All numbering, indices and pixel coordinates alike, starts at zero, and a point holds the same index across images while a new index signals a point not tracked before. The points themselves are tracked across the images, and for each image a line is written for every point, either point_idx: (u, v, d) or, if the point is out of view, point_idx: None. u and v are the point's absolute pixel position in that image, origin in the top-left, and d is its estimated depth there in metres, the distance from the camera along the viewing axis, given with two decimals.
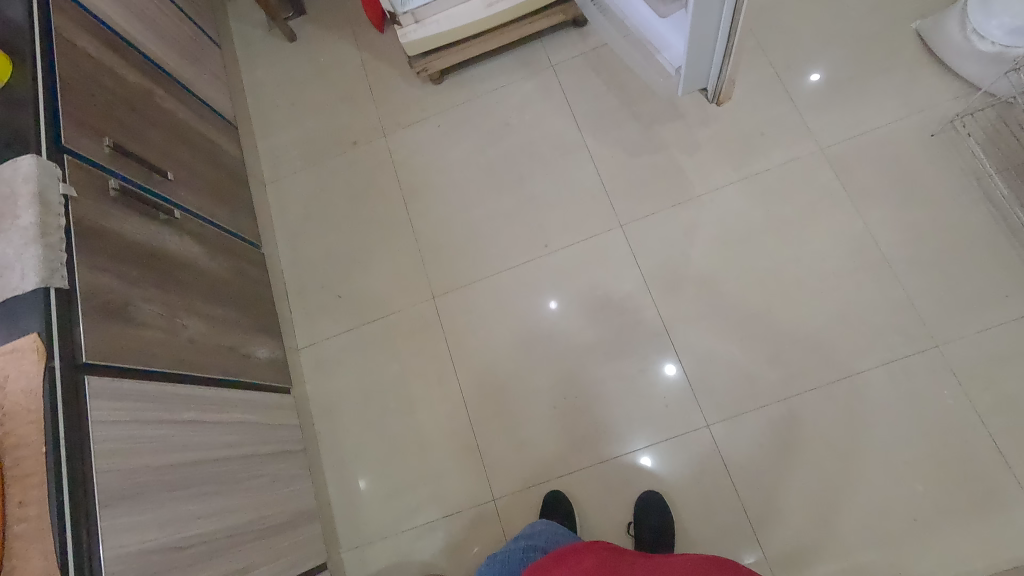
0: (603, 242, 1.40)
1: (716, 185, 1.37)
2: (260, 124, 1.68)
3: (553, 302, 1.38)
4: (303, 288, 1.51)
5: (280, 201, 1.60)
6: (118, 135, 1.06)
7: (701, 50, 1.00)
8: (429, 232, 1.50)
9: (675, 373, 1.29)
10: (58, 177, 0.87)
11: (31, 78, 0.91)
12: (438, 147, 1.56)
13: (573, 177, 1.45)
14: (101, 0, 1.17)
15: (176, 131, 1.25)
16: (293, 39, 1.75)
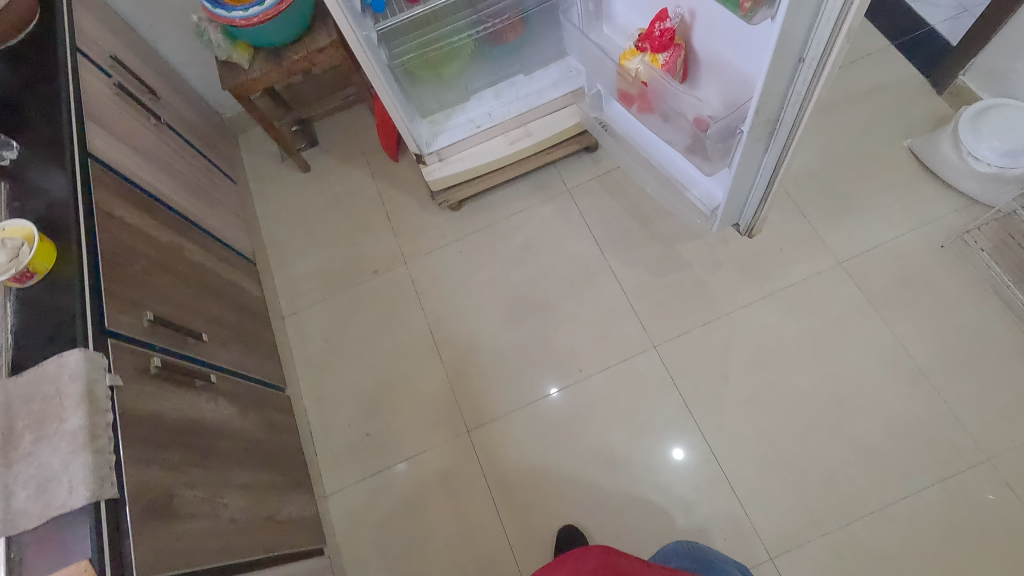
0: (637, 365, 1.39)
1: (743, 302, 1.40)
2: (277, 256, 1.67)
3: (553, 387, 1.40)
4: (329, 427, 1.46)
5: (300, 335, 1.56)
6: (156, 302, 1.03)
7: (738, 195, 1.05)
8: (457, 361, 1.47)
9: (683, 455, 1.29)
10: (105, 367, 0.83)
11: (77, 262, 0.89)
12: (462, 273, 1.56)
13: (600, 299, 1.46)
14: (134, 163, 1.18)
15: (205, 284, 1.23)
16: (307, 169, 1.77)
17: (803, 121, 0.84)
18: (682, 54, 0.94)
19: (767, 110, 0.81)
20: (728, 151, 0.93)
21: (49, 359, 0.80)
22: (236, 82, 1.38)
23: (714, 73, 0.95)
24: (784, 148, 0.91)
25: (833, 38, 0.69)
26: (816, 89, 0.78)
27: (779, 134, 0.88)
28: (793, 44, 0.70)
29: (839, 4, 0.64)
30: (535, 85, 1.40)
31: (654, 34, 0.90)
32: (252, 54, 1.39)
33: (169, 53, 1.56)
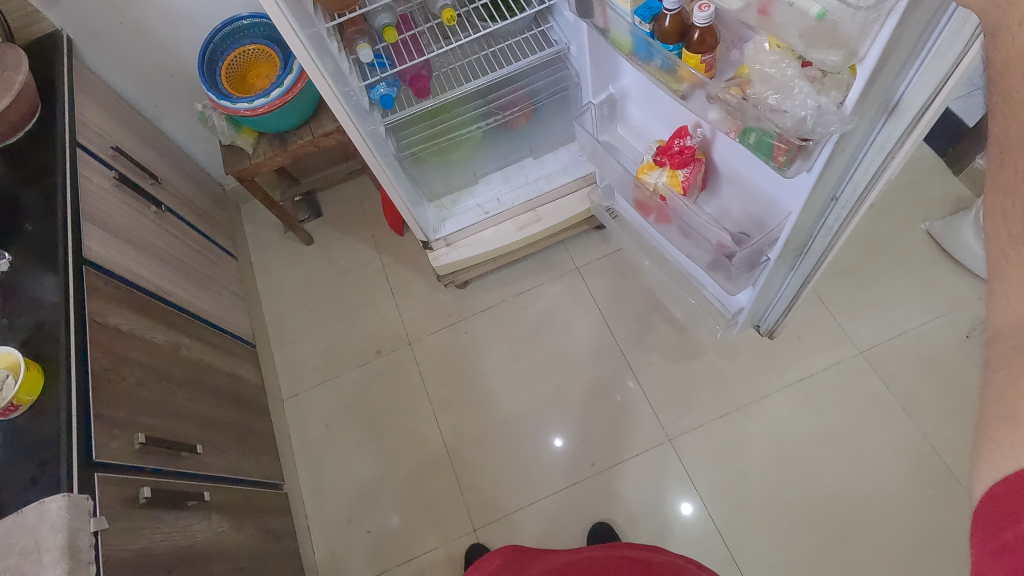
0: (652, 458, 1.32)
1: (761, 393, 1.34)
2: (278, 334, 1.63)
3: (557, 437, 1.38)
4: (328, 523, 1.39)
5: (299, 420, 1.51)
6: (148, 418, 0.98)
7: (761, 301, 1.13)
8: (464, 451, 1.41)
9: (694, 510, 1.26)
10: (90, 510, 0.78)
11: (63, 387, 0.83)
12: (467, 355, 1.51)
13: (611, 387, 1.41)
14: (130, 258, 1.14)
15: (201, 382, 1.18)
16: (311, 242, 1.74)
17: (827, 247, 0.92)
18: (702, 168, 0.95)
19: (799, 239, 0.89)
20: (753, 272, 0.98)
21: (29, 505, 0.74)
22: (239, 167, 1.35)
23: (733, 188, 0.96)
24: (810, 269, 1.00)
25: (868, 184, 0.77)
26: (846, 223, 0.86)
27: (807, 254, 0.95)
28: (831, 186, 0.78)
29: (874, 159, 0.72)
30: (544, 170, 1.39)
31: (674, 151, 0.92)
32: (256, 138, 1.36)
33: (172, 129, 1.54)
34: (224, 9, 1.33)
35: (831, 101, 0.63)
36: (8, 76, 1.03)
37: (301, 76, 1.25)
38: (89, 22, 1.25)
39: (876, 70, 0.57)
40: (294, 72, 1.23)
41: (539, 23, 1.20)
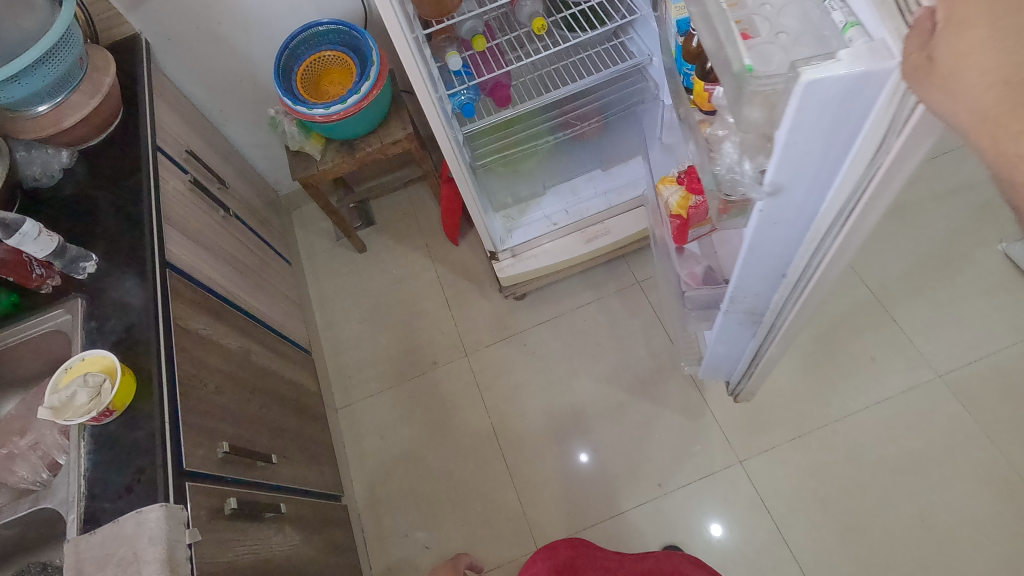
0: (720, 480, 1.29)
1: (836, 416, 1.30)
2: (331, 343, 1.61)
3: (583, 452, 1.37)
4: (385, 538, 1.36)
5: (353, 431, 1.49)
6: (228, 426, 0.96)
7: (728, 351, 1.12)
8: (521, 467, 1.38)
9: (722, 534, 1.24)
10: (184, 522, 0.76)
11: (155, 392, 0.82)
12: (526, 369, 1.49)
13: (676, 405, 1.38)
14: (205, 264, 1.12)
15: (270, 391, 1.16)
16: (363, 251, 1.72)
17: (785, 321, 0.91)
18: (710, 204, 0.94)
19: (751, 301, 0.89)
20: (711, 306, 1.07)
21: (126, 516, 0.72)
22: (307, 173, 1.34)
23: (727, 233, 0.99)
24: (767, 336, 1.00)
25: (809, 270, 0.76)
26: (790, 301, 0.85)
27: (764, 322, 0.95)
28: (774, 263, 0.77)
29: (818, 248, 0.70)
30: (614, 182, 1.36)
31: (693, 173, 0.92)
32: (324, 145, 1.36)
33: (235, 135, 1.54)
34: (298, 15, 1.33)
35: (752, 168, 0.63)
36: (96, 78, 1.02)
37: (377, 83, 1.23)
38: (167, 27, 1.24)
39: (787, 153, 0.55)
40: (371, 79, 1.21)
41: (619, 35, 1.18)
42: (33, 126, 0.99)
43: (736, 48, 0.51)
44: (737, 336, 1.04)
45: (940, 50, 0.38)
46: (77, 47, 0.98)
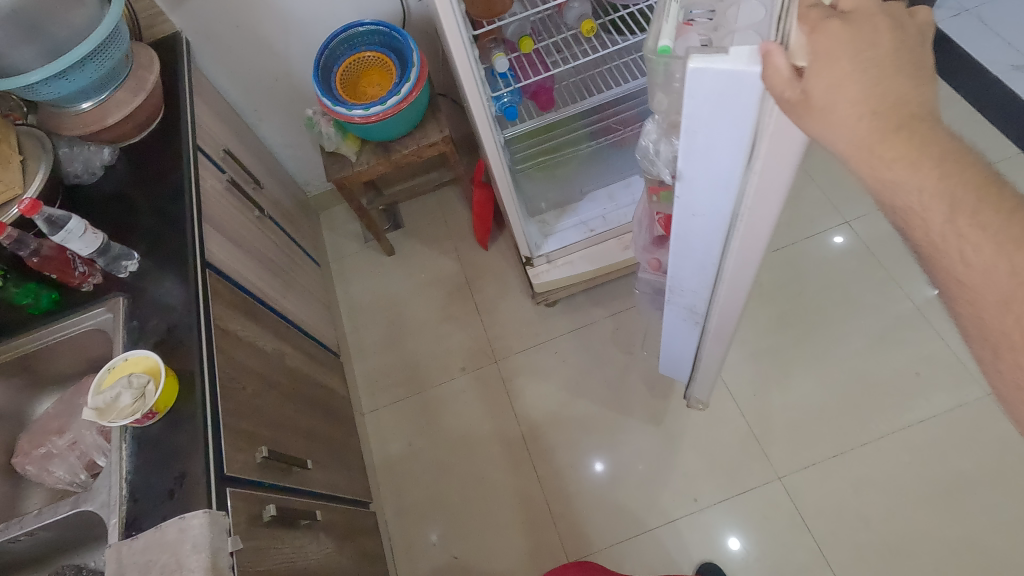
0: (758, 497, 1.25)
1: (879, 433, 1.26)
2: (358, 346, 1.60)
3: (598, 461, 1.35)
4: (411, 546, 1.34)
5: (379, 436, 1.47)
6: (266, 429, 0.94)
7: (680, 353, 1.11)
8: (552, 478, 1.35)
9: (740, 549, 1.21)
10: (227, 529, 0.74)
11: (197, 395, 0.80)
12: (557, 378, 1.46)
13: (711, 417, 1.35)
14: (242, 264, 1.11)
15: (303, 394, 1.14)
16: (391, 254, 1.71)
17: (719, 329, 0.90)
18: None
19: (690, 302, 0.88)
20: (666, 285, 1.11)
21: (169, 521, 0.70)
22: (342, 174, 1.33)
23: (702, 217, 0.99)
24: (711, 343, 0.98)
25: (737, 275, 0.74)
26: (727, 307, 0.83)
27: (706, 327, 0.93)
28: (702, 266, 0.76)
29: (737, 251, 0.69)
30: None
31: None
32: (360, 147, 1.34)
33: (267, 135, 1.53)
34: (337, 16, 1.31)
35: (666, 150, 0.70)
36: (141, 75, 1.02)
37: (417, 85, 1.22)
38: (207, 26, 1.23)
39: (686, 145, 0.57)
40: (411, 81, 1.19)
41: None
42: (77, 122, 0.98)
43: (664, 27, 0.55)
44: (679, 341, 1.05)
45: (812, 84, 0.46)
46: (124, 44, 0.97)
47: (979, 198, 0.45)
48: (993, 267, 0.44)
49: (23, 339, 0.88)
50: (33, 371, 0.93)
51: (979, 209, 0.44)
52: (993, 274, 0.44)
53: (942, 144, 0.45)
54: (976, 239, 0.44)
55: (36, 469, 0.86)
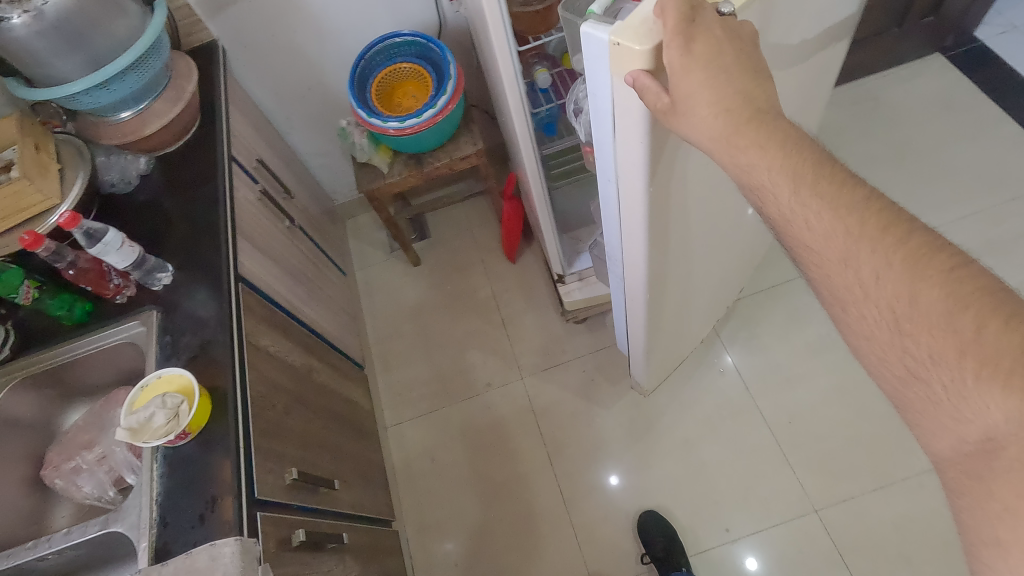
0: (793, 530, 1.21)
1: (924, 467, 1.21)
2: (382, 358, 1.58)
3: (613, 475, 1.33)
4: (432, 565, 1.31)
5: (402, 450, 1.45)
6: (295, 448, 0.93)
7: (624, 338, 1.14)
8: (577, 500, 1.32)
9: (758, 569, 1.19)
10: (257, 557, 0.72)
11: (230, 415, 0.79)
12: (582, 397, 1.43)
13: (744, 444, 1.31)
14: (273, 277, 1.10)
15: (330, 410, 1.13)
16: (417, 264, 1.69)
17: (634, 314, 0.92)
18: None
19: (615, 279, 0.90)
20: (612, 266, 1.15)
21: (200, 547, 0.69)
22: (373, 186, 1.31)
23: None
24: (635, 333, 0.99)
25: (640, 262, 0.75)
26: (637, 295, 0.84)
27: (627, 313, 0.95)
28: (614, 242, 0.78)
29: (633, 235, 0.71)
30: None
31: None
32: (391, 157, 1.33)
33: (298, 143, 1.52)
34: (374, 26, 1.30)
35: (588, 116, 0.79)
36: (179, 85, 1.01)
37: (453, 98, 1.19)
38: (244, 34, 1.22)
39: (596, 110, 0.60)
40: (447, 94, 1.17)
41: None
42: (116, 132, 0.97)
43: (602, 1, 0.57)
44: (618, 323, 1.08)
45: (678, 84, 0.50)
46: (164, 54, 0.96)
47: (817, 172, 0.50)
48: (833, 230, 0.49)
49: (52, 351, 0.87)
50: (64, 382, 0.92)
51: (818, 184, 0.50)
52: (831, 238, 0.49)
53: (786, 132, 0.52)
54: (817, 208, 0.49)
55: (64, 483, 0.85)
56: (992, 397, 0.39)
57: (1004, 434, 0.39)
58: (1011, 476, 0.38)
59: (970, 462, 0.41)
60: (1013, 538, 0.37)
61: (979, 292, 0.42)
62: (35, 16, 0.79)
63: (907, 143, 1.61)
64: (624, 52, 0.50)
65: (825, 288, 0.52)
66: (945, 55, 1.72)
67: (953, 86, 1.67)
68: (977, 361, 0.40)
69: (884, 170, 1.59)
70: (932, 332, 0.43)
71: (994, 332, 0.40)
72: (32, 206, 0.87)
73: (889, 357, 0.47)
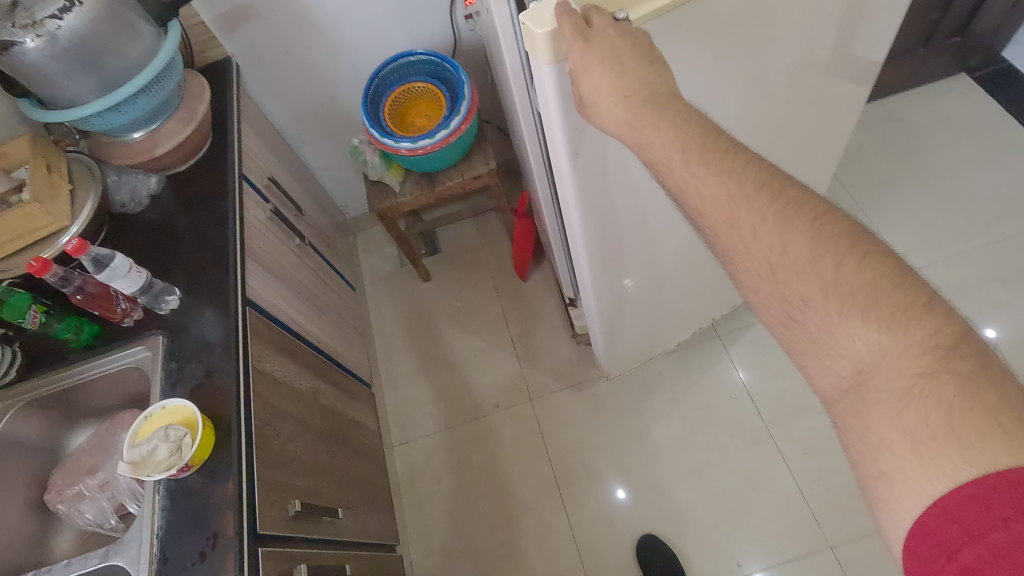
0: (807, 567, 1.17)
1: None
2: (389, 375, 1.57)
3: (620, 488, 1.32)
4: None
5: (407, 470, 1.43)
6: (299, 477, 0.91)
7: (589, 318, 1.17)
8: (584, 527, 1.30)
9: None
10: None
11: (233, 446, 0.77)
12: (591, 422, 1.41)
13: (758, 475, 1.28)
14: (281, 299, 1.08)
15: (335, 433, 1.11)
16: (427, 280, 1.68)
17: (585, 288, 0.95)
18: None
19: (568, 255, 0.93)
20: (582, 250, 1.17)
21: None
22: (385, 205, 1.30)
23: None
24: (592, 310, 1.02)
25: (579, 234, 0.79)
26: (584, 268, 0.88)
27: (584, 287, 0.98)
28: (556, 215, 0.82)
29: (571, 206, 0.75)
30: None
31: None
32: (403, 176, 1.31)
33: (310, 157, 1.52)
34: (388, 43, 1.29)
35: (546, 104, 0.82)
36: (191, 104, 1.00)
37: (467, 119, 1.18)
38: (257, 51, 1.21)
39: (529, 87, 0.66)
40: (461, 115, 1.16)
41: None
42: (127, 152, 0.97)
43: None
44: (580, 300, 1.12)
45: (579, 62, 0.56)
46: (176, 75, 0.95)
47: (704, 143, 0.52)
48: (717, 194, 0.50)
49: (58, 375, 0.86)
50: (70, 404, 0.91)
51: (706, 153, 0.51)
52: (717, 206, 0.50)
53: (679, 109, 0.54)
54: (705, 176, 0.51)
55: (66, 508, 0.85)
56: (856, 330, 0.42)
57: (870, 365, 0.42)
58: (882, 407, 0.41)
59: (847, 398, 0.44)
60: (892, 468, 0.39)
61: (839, 237, 0.45)
62: (47, 41, 0.78)
63: (929, 167, 1.57)
64: (529, 33, 0.57)
65: (720, 251, 0.53)
66: (970, 76, 1.68)
67: (979, 109, 1.62)
68: (840, 300, 0.43)
69: (905, 194, 1.55)
70: (801, 280, 0.45)
71: (852, 271, 0.43)
72: (42, 228, 0.86)
73: (770, 307, 0.48)
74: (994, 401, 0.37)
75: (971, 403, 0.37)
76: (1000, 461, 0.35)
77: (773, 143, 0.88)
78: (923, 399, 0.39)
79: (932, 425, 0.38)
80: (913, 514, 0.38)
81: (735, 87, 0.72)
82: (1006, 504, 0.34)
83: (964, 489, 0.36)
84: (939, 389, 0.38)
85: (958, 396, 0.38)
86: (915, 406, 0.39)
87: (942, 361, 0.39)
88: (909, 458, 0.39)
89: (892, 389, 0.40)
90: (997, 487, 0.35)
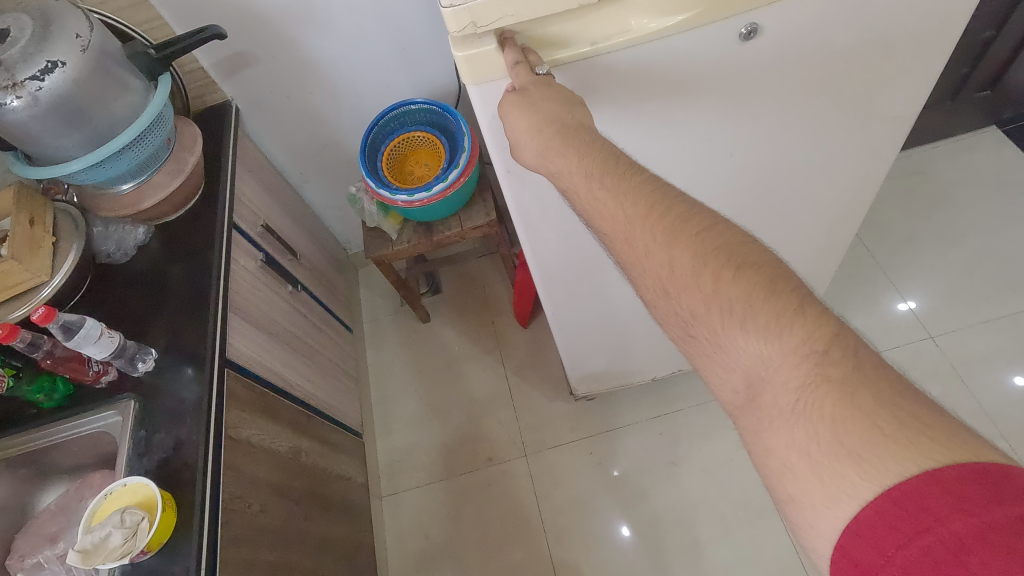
0: None
1: None
2: (383, 419, 1.53)
3: (613, 547, 1.27)
4: None
5: (395, 522, 1.39)
6: (268, 551, 0.87)
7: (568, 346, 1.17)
8: None
9: None
10: None
11: (194, 527, 0.73)
12: (587, 482, 1.35)
13: (761, 552, 1.20)
14: (266, 354, 1.05)
15: (316, 494, 1.07)
16: (427, 321, 1.64)
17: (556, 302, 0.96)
18: None
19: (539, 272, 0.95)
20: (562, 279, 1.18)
21: None
22: (381, 254, 1.27)
23: None
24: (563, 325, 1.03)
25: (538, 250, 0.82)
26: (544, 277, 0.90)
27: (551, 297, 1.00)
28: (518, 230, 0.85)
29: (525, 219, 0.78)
30: None
31: None
32: (401, 224, 1.29)
33: (312, 197, 1.50)
34: (390, 89, 1.27)
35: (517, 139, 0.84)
36: (181, 156, 0.98)
37: (465, 171, 1.14)
38: (257, 94, 1.20)
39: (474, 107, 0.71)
40: (458, 168, 1.12)
41: None
42: (115, 204, 0.95)
43: None
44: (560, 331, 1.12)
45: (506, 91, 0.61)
46: (166, 128, 0.94)
47: (605, 167, 0.54)
48: (617, 213, 0.52)
49: (25, 438, 0.83)
50: (41, 464, 0.88)
51: (606, 177, 0.54)
52: (618, 228, 0.52)
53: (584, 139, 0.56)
54: (605, 199, 0.53)
55: None
56: (739, 342, 0.43)
57: (759, 378, 0.43)
58: (775, 426, 0.41)
59: (744, 413, 0.45)
60: (799, 492, 0.39)
61: (720, 250, 0.46)
62: (30, 102, 0.76)
63: (956, 225, 1.50)
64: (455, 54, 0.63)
65: (631, 275, 0.54)
66: (1001, 129, 1.60)
67: (1009, 165, 1.55)
68: (721, 313, 0.44)
69: (929, 253, 1.47)
70: (688, 294, 0.47)
71: (728, 281, 0.44)
72: (17, 285, 0.84)
73: (670, 323, 0.50)
74: (871, 406, 0.38)
75: (849, 411, 0.38)
76: (896, 472, 0.35)
77: (750, 198, 0.88)
78: (807, 414, 0.39)
79: (822, 442, 0.38)
80: (831, 539, 0.37)
81: (713, 123, 0.73)
82: (916, 521, 0.33)
83: (871, 508, 0.35)
84: (818, 402, 0.39)
85: (838, 407, 0.38)
86: (803, 423, 0.39)
87: (817, 370, 0.40)
88: (811, 479, 0.38)
89: (780, 405, 0.41)
90: (904, 503, 0.34)
